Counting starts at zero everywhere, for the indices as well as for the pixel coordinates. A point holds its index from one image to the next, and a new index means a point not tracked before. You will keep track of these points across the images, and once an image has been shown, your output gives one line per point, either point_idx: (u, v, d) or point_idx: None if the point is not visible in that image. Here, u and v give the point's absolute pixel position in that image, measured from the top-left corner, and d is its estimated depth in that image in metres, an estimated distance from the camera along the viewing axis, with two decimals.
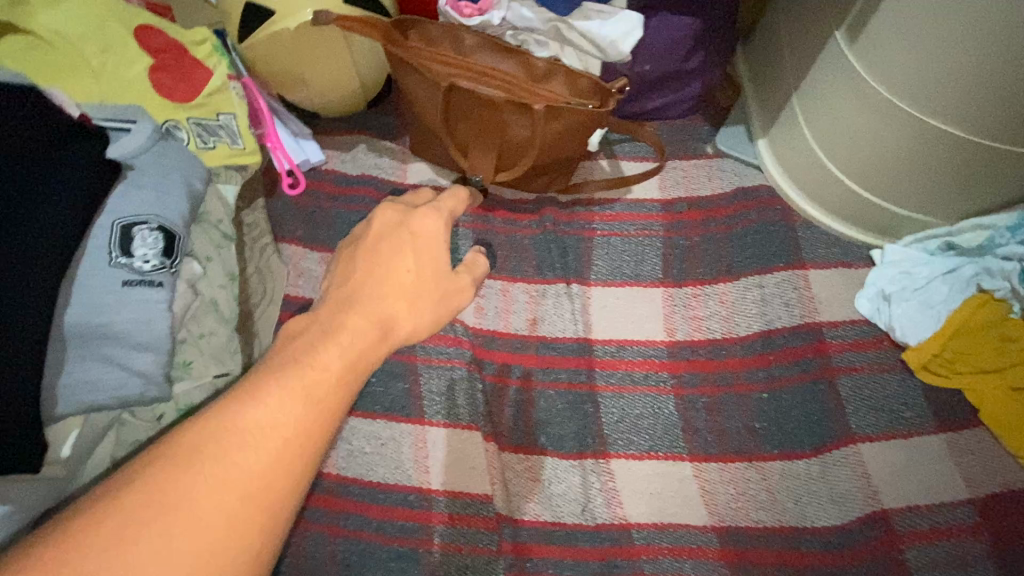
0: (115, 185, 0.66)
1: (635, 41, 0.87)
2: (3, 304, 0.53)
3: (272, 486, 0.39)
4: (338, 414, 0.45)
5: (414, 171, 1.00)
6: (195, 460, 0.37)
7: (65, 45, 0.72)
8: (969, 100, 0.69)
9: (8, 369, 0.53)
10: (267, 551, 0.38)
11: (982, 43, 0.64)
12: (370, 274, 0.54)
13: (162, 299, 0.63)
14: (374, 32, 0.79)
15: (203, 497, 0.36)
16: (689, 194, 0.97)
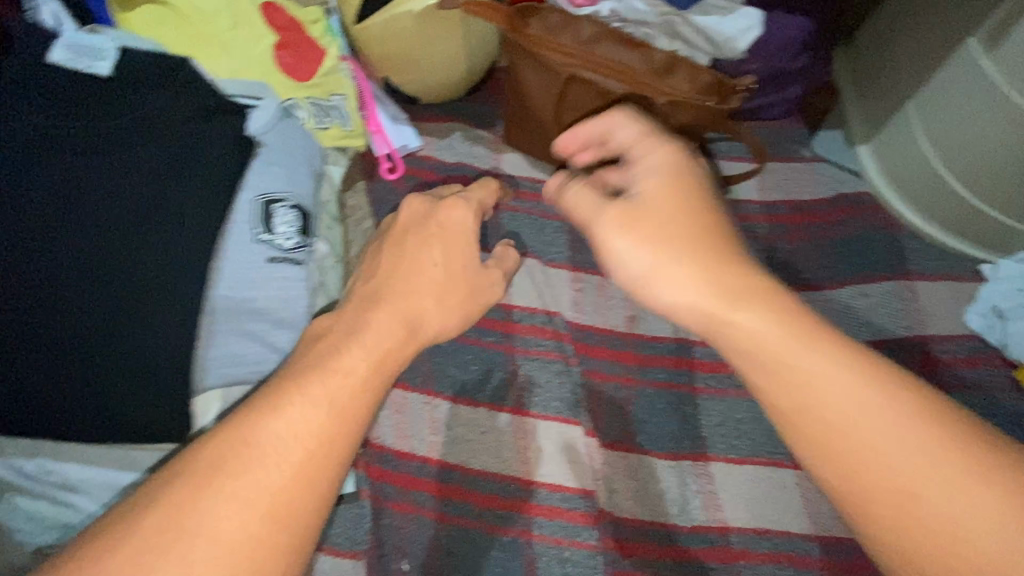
0: (251, 160, 0.65)
1: (753, 38, 0.86)
2: (167, 282, 0.56)
3: (291, 504, 0.42)
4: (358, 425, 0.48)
5: (509, 161, 0.99)
6: (214, 476, 0.41)
7: (198, 18, 0.71)
8: None
9: (168, 344, 0.55)
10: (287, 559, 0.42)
11: None
12: (391, 270, 0.62)
13: (301, 278, 0.63)
14: (498, 16, 0.78)
15: (218, 515, 0.40)
16: (789, 198, 0.96)
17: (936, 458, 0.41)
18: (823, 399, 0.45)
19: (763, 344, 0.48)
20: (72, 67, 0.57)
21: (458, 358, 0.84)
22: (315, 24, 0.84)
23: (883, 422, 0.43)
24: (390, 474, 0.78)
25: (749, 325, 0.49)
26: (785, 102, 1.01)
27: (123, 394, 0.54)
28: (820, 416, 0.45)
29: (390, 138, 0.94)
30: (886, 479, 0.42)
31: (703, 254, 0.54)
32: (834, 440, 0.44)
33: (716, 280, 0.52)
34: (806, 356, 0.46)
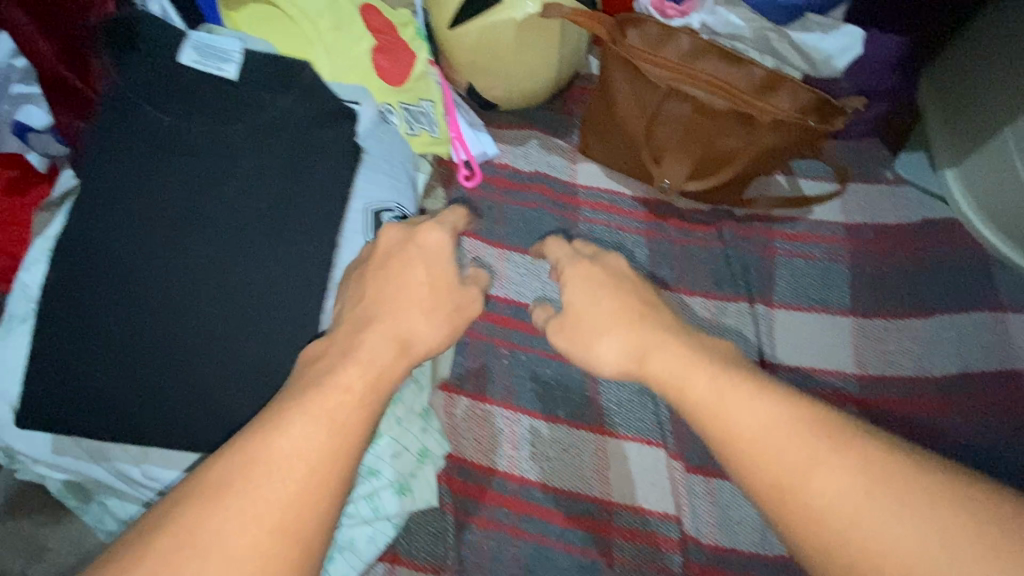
0: (359, 167, 0.65)
1: (852, 57, 0.84)
2: (290, 292, 0.55)
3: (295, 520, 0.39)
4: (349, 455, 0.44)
5: (584, 172, 0.97)
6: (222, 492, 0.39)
7: (301, 19, 0.70)
8: None
9: (287, 355, 0.54)
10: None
11: None
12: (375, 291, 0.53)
13: None
14: (597, 27, 0.76)
15: (223, 531, 0.38)
16: (874, 221, 0.93)
17: (814, 462, 0.42)
18: (726, 425, 0.48)
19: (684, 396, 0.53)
20: (201, 69, 0.58)
21: (537, 372, 0.82)
22: (405, 27, 0.82)
23: (776, 441, 0.44)
24: (469, 487, 0.76)
25: (681, 394, 0.53)
26: (868, 122, 0.99)
27: (244, 401, 0.53)
28: (723, 433, 0.48)
29: (468, 144, 0.92)
30: (769, 476, 0.44)
31: (619, 332, 0.60)
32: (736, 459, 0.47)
33: (633, 343, 0.58)
34: (703, 391, 0.51)
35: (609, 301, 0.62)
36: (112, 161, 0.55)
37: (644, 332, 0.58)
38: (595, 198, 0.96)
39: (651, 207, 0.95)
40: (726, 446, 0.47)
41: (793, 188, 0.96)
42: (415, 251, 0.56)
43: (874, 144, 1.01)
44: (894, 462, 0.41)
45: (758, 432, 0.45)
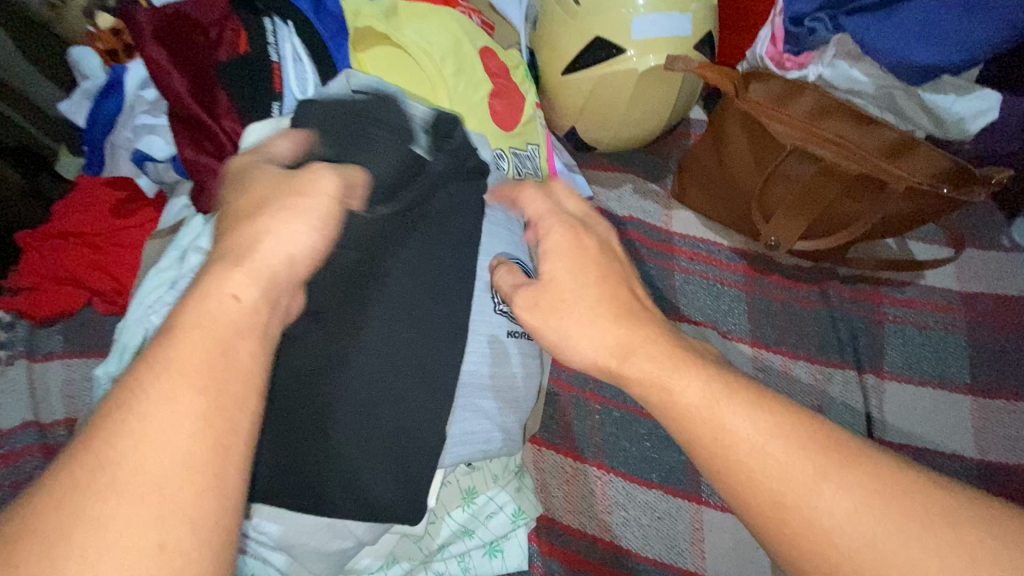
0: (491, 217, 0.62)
1: (986, 121, 0.79)
2: (424, 353, 0.53)
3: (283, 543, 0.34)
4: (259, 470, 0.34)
5: (679, 219, 0.94)
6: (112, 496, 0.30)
7: (426, 61, 0.69)
8: None
9: (423, 422, 0.53)
10: None
11: None
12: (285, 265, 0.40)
13: (531, 352, 0.63)
14: (723, 81, 0.74)
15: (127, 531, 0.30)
16: (992, 291, 0.88)
17: (821, 475, 0.35)
18: (720, 434, 0.38)
19: (670, 401, 0.41)
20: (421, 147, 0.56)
21: (631, 432, 0.78)
22: (516, 69, 0.80)
23: (781, 457, 0.36)
24: (557, 548, 0.72)
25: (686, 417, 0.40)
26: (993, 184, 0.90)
27: (366, 466, 0.51)
28: (710, 444, 0.38)
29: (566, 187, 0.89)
30: (758, 492, 0.36)
31: (602, 315, 0.46)
32: (735, 470, 0.37)
33: (616, 335, 0.45)
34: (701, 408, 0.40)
35: (597, 281, 0.47)
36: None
37: (632, 319, 0.46)
38: (692, 246, 0.92)
39: (750, 260, 0.91)
40: (719, 458, 0.37)
41: (903, 250, 0.91)
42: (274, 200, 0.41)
43: (990, 207, 0.95)
44: (904, 479, 0.34)
45: (756, 442, 0.36)
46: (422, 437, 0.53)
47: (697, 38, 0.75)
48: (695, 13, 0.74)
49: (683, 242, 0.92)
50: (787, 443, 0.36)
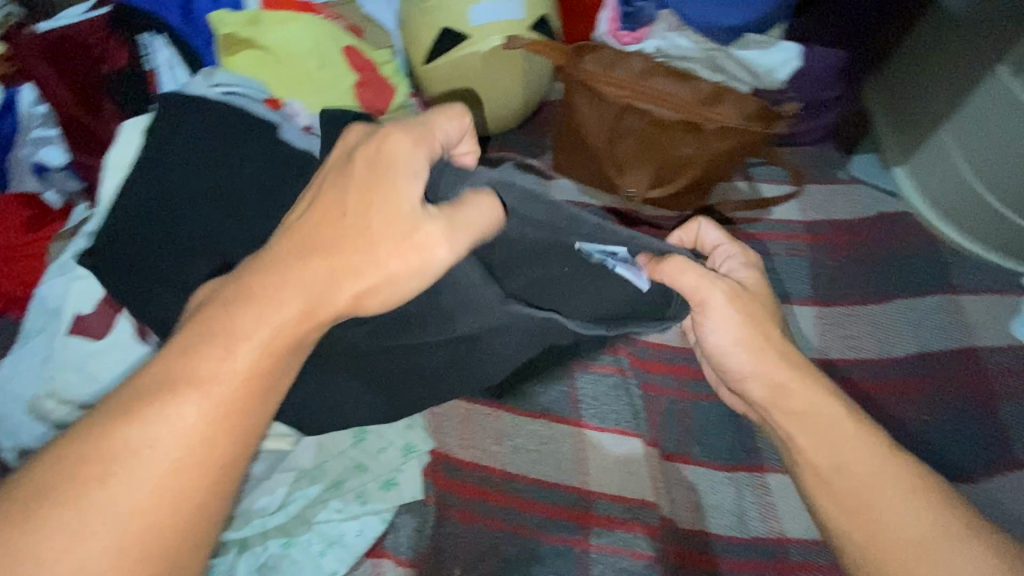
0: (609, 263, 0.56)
1: (792, 69, 0.92)
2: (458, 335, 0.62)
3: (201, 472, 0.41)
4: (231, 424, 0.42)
5: (559, 188, 1.02)
6: (117, 457, 0.39)
7: (289, 59, 0.78)
8: None
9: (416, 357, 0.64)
10: (200, 498, 0.41)
11: None
12: (312, 235, 0.45)
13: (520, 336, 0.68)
14: (557, 56, 0.85)
15: (128, 481, 0.39)
16: (830, 218, 0.99)
17: (925, 526, 0.51)
18: (861, 480, 0.54)
19: (828, 445, 0.56)
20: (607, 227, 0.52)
21: None
22: (384, 65, 0.90)
23: (905, 512, 0.52)
24: (456, 483, 0.79)
25: (851, 456, 0.55)
26: (822, 128, 1.06)
27: None
28: (850, 481, 0.54)
29: None
30: (873, 516, 0.53)
31: (768, 360, 0.59)
32: (865, 509, 0.53)
33: (785, 382, 0.58)
34: (861, 452, 0.55)
35: None
36: (163, 173, 0.61)
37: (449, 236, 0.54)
38: None
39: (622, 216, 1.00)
40: (860, 494, 0.54)
41: (753, 191, 1.04)
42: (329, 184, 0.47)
43: (827, 150, 1.09)
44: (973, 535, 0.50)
45: (886, 494, 0.53)
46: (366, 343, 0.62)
47: (530, 20, 0.86)
48: None
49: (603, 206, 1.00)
50: (909, 503, 0.52)
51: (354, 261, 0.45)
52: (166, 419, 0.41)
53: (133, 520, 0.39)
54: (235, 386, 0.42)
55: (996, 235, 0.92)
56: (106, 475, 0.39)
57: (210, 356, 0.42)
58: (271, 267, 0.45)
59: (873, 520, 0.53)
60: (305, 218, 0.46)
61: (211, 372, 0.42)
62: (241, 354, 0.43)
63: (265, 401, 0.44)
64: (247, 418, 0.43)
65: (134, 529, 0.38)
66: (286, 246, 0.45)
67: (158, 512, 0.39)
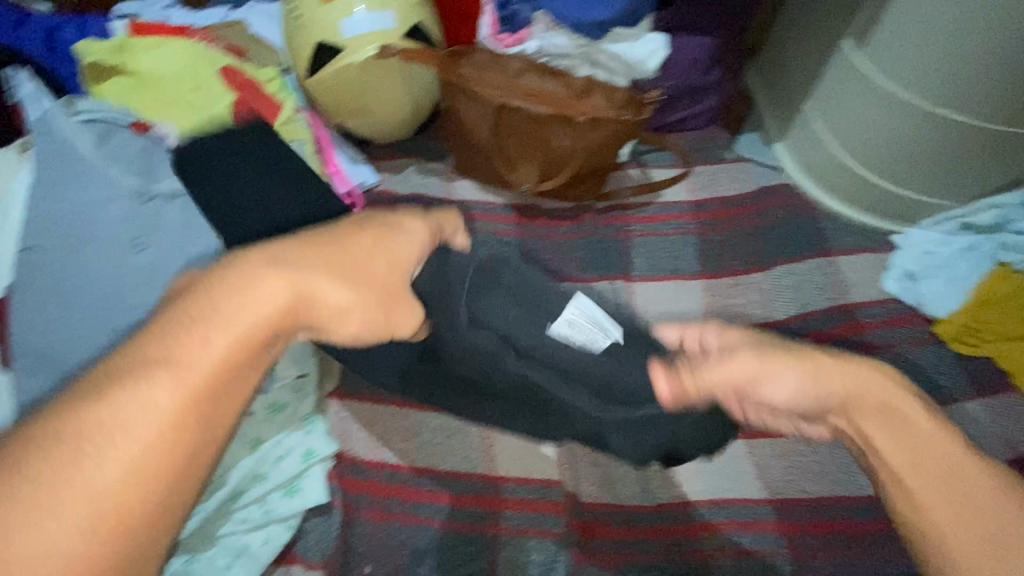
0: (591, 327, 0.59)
1: (662, 57, 0.98)
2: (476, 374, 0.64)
3: (172, 457, 0.39)
4: (217, 402, 0.41)
5: (461, 188, 1.05)
6: (87, 437, 0.37)
7: (161, 83, 0.81)
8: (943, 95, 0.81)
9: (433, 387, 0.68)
10: (172, 483, 0.39)
11: (917, 67, 0.80)
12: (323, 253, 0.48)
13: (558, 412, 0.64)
14: (432, 61, 0.88)
15: (93, 466, 0.37)
16: (717, 194, 1.04)
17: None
18: (954, 481, 0.45)
19: (915, 447, 0.47)
20: (560, 327, 0.58)
21: None
22: (269, 83, 0.90)
23: (1014, 517, 0.42)
24: (364, 484, 0.81)
25: (938, 455, 0.46)
26: (708, 111, 1.11)
27: None
28: (944, 484, 0.45)
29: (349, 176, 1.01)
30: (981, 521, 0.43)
31: (826, 372, 0.50)
32: (974, 517, 0.43)
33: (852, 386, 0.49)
34: (943, 442, 0.46)
35: None
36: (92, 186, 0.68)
37: None
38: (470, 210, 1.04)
39: (521, 211, 1.04)
40: (952, 495, 0.44)
41: (645, 177, 1.09)
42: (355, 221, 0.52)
43: (716, 131, 1.14)
44: None
45: (989, 492, 0.44)
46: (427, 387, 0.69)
47: (402, 28, 0.89)
48: (396, 9, 0.89)
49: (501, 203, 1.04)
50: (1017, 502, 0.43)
51: (346, 280, 0.47)
52: (142, 399, 0.39)
53: (104, 502, 0.36)
54: (212, 373, 0.41)
55: (867, 197, 0.98)
56: (83, 459, 0.37)
57: (187, 341, 0.41)
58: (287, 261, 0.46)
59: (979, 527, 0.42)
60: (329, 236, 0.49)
61: (192, 358, 0.40)
62: (216, 338, 0.41)
63: (236, 387, 0.43)
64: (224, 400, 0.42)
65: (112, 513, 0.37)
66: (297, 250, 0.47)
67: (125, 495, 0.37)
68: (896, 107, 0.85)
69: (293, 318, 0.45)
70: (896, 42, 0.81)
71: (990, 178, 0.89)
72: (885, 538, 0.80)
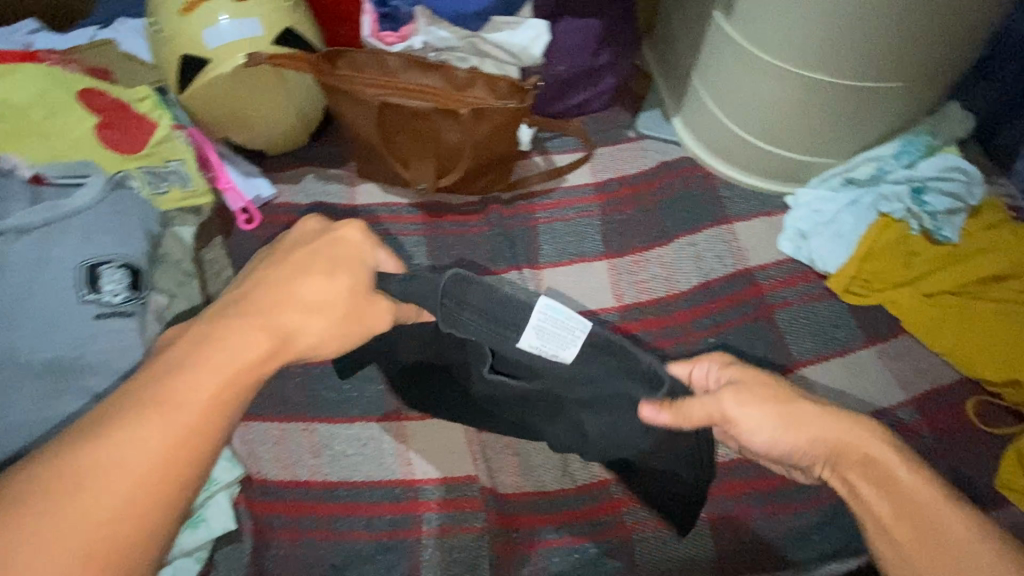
0: (561, 337, 0.55)
1: (545, 43, 0.96)
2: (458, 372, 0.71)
3: (166, 483, 0.41)
4: (209, 435, 0.44)
5: (364, 192, 1.03)
6: (82, 476, 0.39)
7: (11, 111, 0.78)
8: (808, 60, 0.83)
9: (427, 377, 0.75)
10: (161, 519, 0.41)
11: (781, 34, 0.82)
12: (290, 280, 0.54)
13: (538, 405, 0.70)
14: (304, 66, 0.86)
15: (88, 500, 0.38)
16: (618, 173, 1.05)
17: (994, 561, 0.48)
18: (917, 510, 0.52)
19: (892, 488, 0.54)
20: (535, 352, 0.57)
21: (332, 381, 0.86)
22: (140, 102, 0.87)
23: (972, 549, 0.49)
24: (276, 505, 0.79)
25: (913, 502, 0.52)
26: (604, 92, 1.12)
27: None
28: (913, 519, 0.51)
29: (242, 191, 0.98)
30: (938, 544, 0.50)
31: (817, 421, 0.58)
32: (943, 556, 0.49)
33: (835, 436, 0.57)
34: (923, 491, 0.52)
35: None
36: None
37: None
38: (375, 212, 1.02)
39: (427, 209, 1.03)
40: (919, 527, 0.51)
41: (548, 163, 1.09)
42: (298, 246, 0.58)
43: (616, 112, 1.14)
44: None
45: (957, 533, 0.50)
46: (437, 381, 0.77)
47: (270, 35, 0.87)
48: (261, 15, 0.86)
49: (406, 204, 1.03)
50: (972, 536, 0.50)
51: (320, 307, 0.54)
52: (133, 433, 0.41)
53: (93, 532, 0.37)
54: (198, 413, 0.44)
55: (758, 164, 1.00)
56: (73, 492, 0.38)
57: (187, 372, 0.45)
58: (267, 289, 0.54)
59: (938, 552, 0.50)
60: (296, 259, 0.56)
61: (188, 389, 0.44)
62: (206, 377, 0.46)
63: (231, 416, 0.46)
64: (209, 433, 0.44)
65: (94, 549, 0.37)
66: (279, 281, 0.54)
67: (110, 526, 0.38)
68: (772, 74, 0.87)
69: (281, 358, 0.51)
70: (757, 12, 0.83)
71: (866, 134, 0.92)
72: (795, 490, 0.83)
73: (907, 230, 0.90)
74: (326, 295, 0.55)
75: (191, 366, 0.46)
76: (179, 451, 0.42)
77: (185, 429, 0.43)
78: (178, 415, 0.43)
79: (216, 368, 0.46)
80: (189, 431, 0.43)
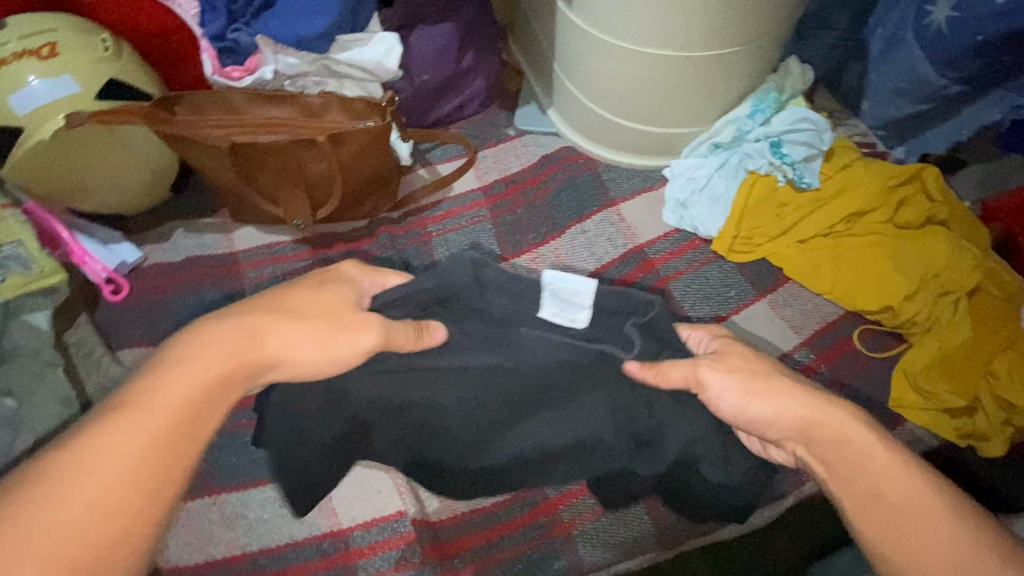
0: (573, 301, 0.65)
1: (398, 56, 0.94)
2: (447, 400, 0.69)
3: (142, 491, 0.43)
4: (180, 448, 0.46)
5: (241, 238, 0.97)
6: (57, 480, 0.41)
7: None
8: (651, 37, 0.85)
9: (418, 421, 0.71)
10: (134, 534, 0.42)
11: (621, 16, 0.83)
12: (282, 304, 0.56)
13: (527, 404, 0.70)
14: (135, 117, 0.79)
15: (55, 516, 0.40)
16: (502, 173, 1.04)
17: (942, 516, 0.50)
18: (864, 469, 0.54)
19: (851, 457, 0.55)
20: (557, 321, 0.65)
21: (237, 446, 0.81)
22: None
23: (923, 506, 0.51)
24: None
25: (865, 469, 0.54)
26: (478, 94, 1.10)
27: None
28: (862, 484, 0.54)
29: (103, 260, 0.89)
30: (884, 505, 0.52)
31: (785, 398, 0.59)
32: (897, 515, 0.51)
33: (801, 416, 0.58)
34: (896, 479, 0.53)
35: None
36: None
37: None
38: (256, 257, 0.96)
39: (313, 242, 0.98)
40: (876, 489, 0.53)
41: (433, 174, 1.07)
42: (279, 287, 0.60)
43: (493, 112, 1.13)
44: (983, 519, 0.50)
45: (908, 493, 0.52)
46: (408, 430, 0.70)
47: (92, 91, 0.80)
48: (74, 70, 0.79)
49: (291, 241, 0.97)
50: (918, 491, 0.52)
51: (315, 325, 0.56)
52: (100, 443, 0.43)
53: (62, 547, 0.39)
54: (172, 413, 0.46)
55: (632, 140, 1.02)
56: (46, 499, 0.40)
57: (146, 390, 0.47)
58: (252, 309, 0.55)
59: (888, 511, 0.52)
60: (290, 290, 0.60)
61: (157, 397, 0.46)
62: (174, 386, 0.47)
63: (197, 432, 0.47)
64: (181, 444, 0.46)
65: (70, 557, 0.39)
66: (275, 303, 0.57)
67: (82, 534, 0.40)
68: (624, 55, 0.89)
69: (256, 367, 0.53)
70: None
71: (723, 98, 0.96)
72: None
73: (774, 182, 0.94)
74: (318, 326, 0.57)
75: (165, 372, 0.48)
76: (149, 460, 0.44)
77: (168, 435, 0.45)
78: (159, 420, 0.46)
79: (189, 374, 0.48)
80: (157, 441, 0.45)
